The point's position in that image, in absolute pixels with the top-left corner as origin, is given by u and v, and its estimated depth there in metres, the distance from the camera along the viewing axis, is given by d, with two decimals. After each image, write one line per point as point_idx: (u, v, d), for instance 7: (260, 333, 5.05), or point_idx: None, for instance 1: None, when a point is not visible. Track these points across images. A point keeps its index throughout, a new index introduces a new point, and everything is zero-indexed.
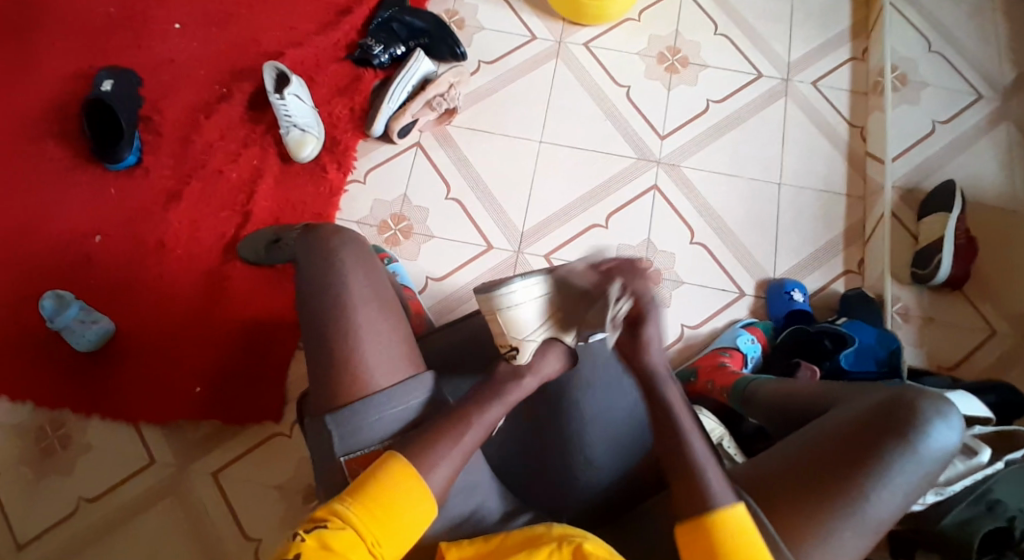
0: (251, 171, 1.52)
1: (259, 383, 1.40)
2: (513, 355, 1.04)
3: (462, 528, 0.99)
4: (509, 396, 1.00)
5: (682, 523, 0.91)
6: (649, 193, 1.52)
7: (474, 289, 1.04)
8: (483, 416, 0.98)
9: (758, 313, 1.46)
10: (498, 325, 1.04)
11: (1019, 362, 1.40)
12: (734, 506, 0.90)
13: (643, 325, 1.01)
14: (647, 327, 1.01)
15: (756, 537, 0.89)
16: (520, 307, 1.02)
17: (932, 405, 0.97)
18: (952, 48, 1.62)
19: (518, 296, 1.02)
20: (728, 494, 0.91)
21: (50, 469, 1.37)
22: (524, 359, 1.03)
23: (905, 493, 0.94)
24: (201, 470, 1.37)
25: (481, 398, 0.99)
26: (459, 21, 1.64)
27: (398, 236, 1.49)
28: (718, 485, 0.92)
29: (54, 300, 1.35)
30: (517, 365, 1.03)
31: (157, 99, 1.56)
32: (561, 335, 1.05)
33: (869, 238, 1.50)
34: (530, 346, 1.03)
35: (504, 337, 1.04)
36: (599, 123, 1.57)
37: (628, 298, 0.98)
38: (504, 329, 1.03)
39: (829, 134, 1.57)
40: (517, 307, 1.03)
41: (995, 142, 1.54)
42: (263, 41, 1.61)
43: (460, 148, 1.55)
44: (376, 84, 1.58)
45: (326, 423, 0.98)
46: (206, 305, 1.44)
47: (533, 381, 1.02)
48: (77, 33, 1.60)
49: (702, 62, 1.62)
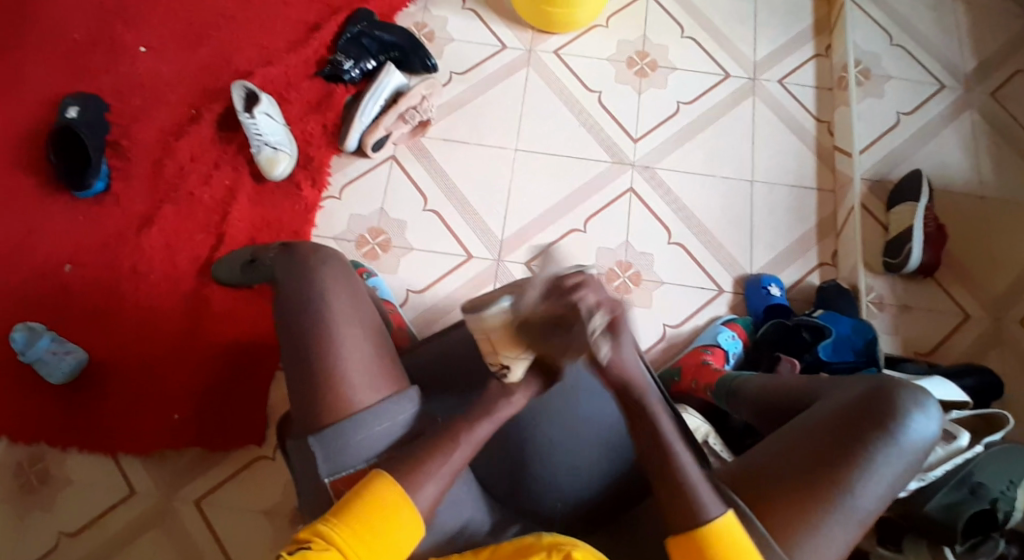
0: (224, 192, 1.50)
1: (241, 405, 1.38)
2: (506, 373, 0.95)
3: (456, 542, 0.98)
4: (499, 413, 0.98)
5: (673, 537, 0.91)
6: (626, 196, 1.53)
7: (461, 305, 0.89)
8: (473, 432, 0.97)
9: (738, 309, 1.48)
10: (488, 345, 0.93)
11: (992, 347, 1.43)
12: (725, 516, 0.90)
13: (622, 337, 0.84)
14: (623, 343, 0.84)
15: (747, 545, 0.89)
16: (516, 323, 0.93)
17: (909, 396, 0.99)
18: (913, 41, 1.66)
19: (512, 314, 0.89)
20: (717, 504, 0.91)
21: (30, 505, 1.33)
22: (517, 377, 0.95)
23: (888, 484, 0.95)
24: (186, 498, 1.35)
25: (467, 417, 0.98)
26: (429, 33, 1.64)
27: (376, 250, 1.49)
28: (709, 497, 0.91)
29: (25, 331, 1.32)
30: (508, 384, 0.96)
31: (126, 123, 1.54)
32: (554, 347, 0.97)
33: (841, 231, 1.52)
34: (525, 363, 0.94)
35: (494, 356, 0.93)
36: (573, 128, 1.58)
37: (604, 311, 0.81)
38: (497, 348, 0.91)
39: (798, 130, 1.60)
40: (515, 322, 0.93)
41: (958, 131, 1.58)
42: (231, 61, 1.59)
43: (435, 159, 1.55)
44: (347, 99, 1.57)
45: (311, 444, 0.97)
46: (183, 330, 1.42)
47: (522, 396, 0.99)
48: (40, 60, 1.58)
49: (671, 65, 1.64)
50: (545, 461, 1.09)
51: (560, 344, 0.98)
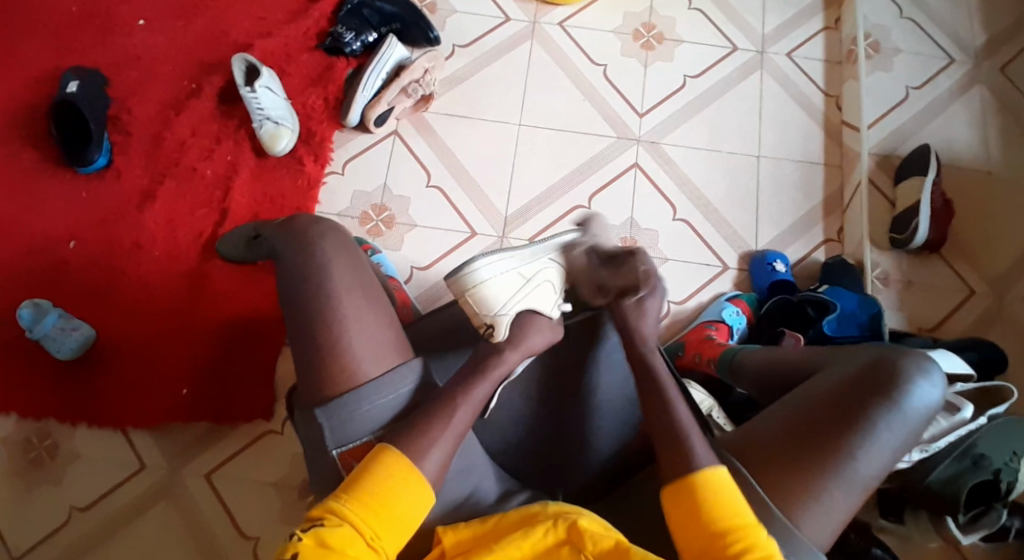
0: (225, 167, 1.49)
1: (246, 382, 1.39)
2: (491, 333, 1.05)
3: (461, 513, 0.98)
4: (492, 374, 1.00)
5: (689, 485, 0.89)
6: (631, 171, 1.52)
7: (443, 275, 1.07)
8: (471, 394, 0.97)
9: (742, 286, 1.47)
10: (471, 306, 1.07)
11: (997, 323, 1.43)
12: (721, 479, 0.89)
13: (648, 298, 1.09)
14: (653, 301, 1.09)
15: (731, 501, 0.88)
16: (490, 282, 1.06)
17: (913, 363, 0.98)
18: (923, 14, 1.63)
19: (485, 272, 1.06)
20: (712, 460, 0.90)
21: (39, 480, 1.35)
22: (502, 334, 1.04)
23: (892, 450, 0.94)
24: (194, 472, 1.36)
25: (466, 379, 0.99)
26: (430, 5, 1.62)
27: (380, 227, 1.48)
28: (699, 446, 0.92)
29: (32, 308, 1.32)
30: (496, 342, 1.04)
31: (125, 97, 1.53)
32: (537, 308, 1.07)
33: (848, 206, 1.51)
34: (505, 321, 1.05)
35: (478, 317, 1.06)
36: (577, 103, 1.56)
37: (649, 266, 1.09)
38: (476, 308, 1.06)
39: (805, 104, 1.58)
40: (488, 284, 1.06)
41: (967, 106, 1.56)
42: (230, 33, 1.57)
43: (437, 134, 1.53)
44: (348, 72, 1.55)
45: (318, 415, 0.97)
46: (187, 305, 1.42)
47: (514, 356, 1.02)
48: (39, 33, 1.56)
49: (677, 38, 1.62)
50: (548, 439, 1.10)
51: (546, 305, 1.08)
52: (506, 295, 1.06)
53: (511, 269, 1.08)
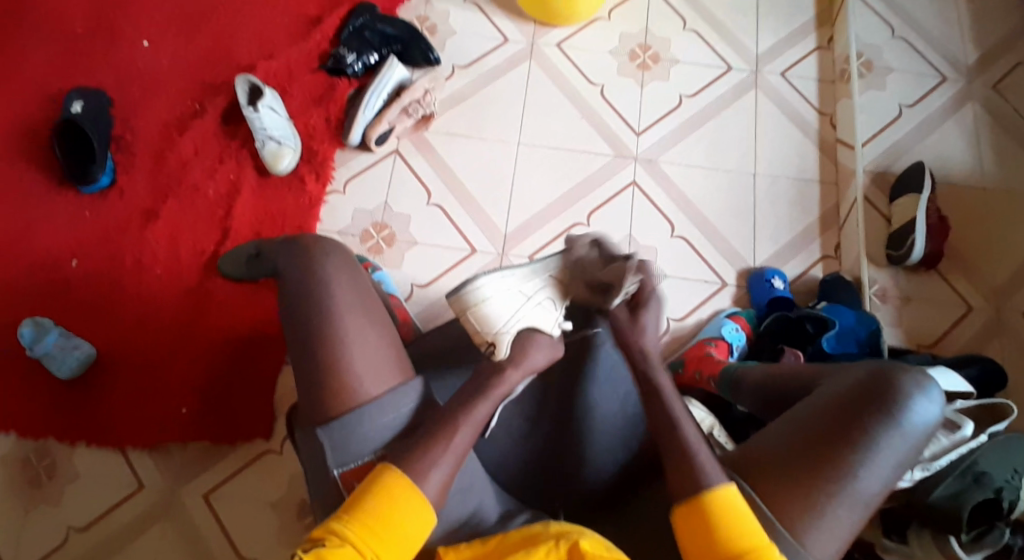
0: (228, 187, 1.50)
1: (245, 402, 1.39)
2: (493, 351, 1.06)
3: (462, 531, 0.98)
4: (494, 392, 1.00)
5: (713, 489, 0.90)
6: (628, 189, 1.54)
7: (446, 295, 1.09)
8: (472, 414, 0.97)
9: (741, 303, 1.48)
10: (474, 324, 1.07)
11: (996, 338, 1.43)
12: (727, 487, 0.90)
13: (642, 310, 1.10)
14: (646, 312, 1.09)
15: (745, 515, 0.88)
16: (491, 300, 1.07)
17: (912, 380, 0.97)
18: (915, 34, 1.66)
19: (486, 290, 1.08)
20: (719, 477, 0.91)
21: (37, 499, 1.34)
22: (503, 352, 1.04)
23: (891, 468, 0.94)
24: (193, 491, 1.36)
25: (467, 396, 1.00)
26: (431, 27, 1.65)
27: (380, 245, 1.49)
28: (708, 466, 0.92)
29: (33, 327, 1.33)
30: (498, 360, 1.04)
31: (129, 118, 1.55)
32: (538, 326, 1.08)
33: (844, 224, 1.52)
34: (505, 339, 1.05)
35: (480, 335, 1.07)
36: (575, 122, 1.58)
37: (638, 278, 1.09)
38: (479, 326, 1.06)
39: (800, 123, 1.60)
40: (489, 302, 1.07)
41: (960, 123, 1.58)
42: (234, 54, 1.60)
43: (437, 153, 1.55)
44: (350, 93, 1.57)
45: (319, 436, 0.97)
46: (187, 325, 1.42)
47: (515, 375, 1.03)
48: (45, 55, 1.58)
49: (673, 57, 1.64)
50: (551, 456, 1.10)
51: (547, 323, 1.09)
52: (504, 313, 1.07)
53: (512, 287, 1.09)
